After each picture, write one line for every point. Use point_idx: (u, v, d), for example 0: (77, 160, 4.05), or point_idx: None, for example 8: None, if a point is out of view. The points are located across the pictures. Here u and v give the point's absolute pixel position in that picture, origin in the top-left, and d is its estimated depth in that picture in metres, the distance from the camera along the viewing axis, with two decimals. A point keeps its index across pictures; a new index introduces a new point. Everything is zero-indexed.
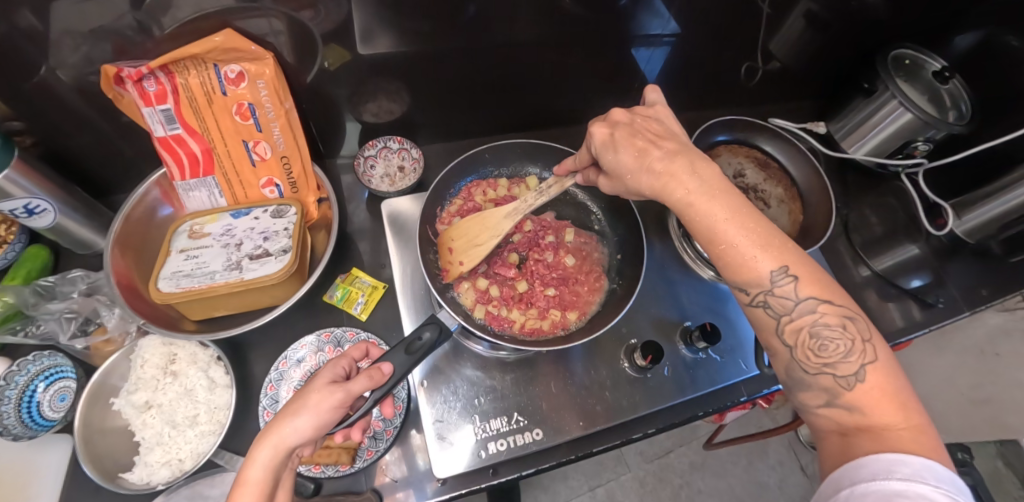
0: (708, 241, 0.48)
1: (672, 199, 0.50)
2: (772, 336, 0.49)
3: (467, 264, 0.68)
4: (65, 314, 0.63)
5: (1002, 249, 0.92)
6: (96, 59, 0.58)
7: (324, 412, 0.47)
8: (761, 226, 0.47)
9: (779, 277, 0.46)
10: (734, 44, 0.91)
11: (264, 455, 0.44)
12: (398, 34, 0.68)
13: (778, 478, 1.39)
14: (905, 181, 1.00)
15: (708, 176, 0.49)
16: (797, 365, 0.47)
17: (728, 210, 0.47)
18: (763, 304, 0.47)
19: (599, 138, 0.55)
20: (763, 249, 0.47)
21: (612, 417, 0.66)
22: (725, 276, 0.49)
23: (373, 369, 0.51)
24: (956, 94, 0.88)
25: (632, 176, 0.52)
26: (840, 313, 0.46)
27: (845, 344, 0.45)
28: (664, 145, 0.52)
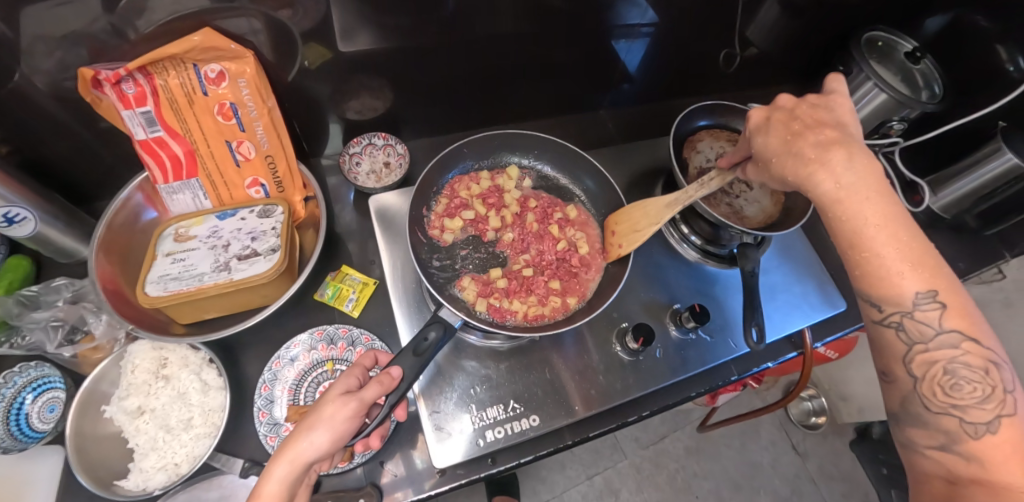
0: (850, 245, 0.46)
1: (819, 191, 0.48)
2: (896, 363, 0.46)
3: (625, 248, 0.70)
4: (50, 323, 0.62)
5: (976, 223, 0.95)
6: (71, 64, 0.57)
7: (338, 425, 0.48)
8: (913, 241, 0.44)
9: (924, 300, 0.44)
10: (711, 32, 0.92)
11: (281, 470, 0.46)
12: (378, 31, 0.68)
13: (771, 457, 1.42)
14: (882, 160, 1.02)
15: (865, 169, 0.47)
16: (918, 398, 0.44)
17: (879, 212, 0.45)
18: (896, 325, 0.45)
19: (756, 122, 0.57)
20: (914, 268, 0.44)
21: (606, 400, 0.67)
22: (859, 287, 0.47)
23: (383, 374, 0.52)
24: (929, 74, 0.91)
25: (779, 159, 0.52)
26: (985, 357, 0.42)
27: (982, 388, 0.41)
28: (823, 133, 0.51)
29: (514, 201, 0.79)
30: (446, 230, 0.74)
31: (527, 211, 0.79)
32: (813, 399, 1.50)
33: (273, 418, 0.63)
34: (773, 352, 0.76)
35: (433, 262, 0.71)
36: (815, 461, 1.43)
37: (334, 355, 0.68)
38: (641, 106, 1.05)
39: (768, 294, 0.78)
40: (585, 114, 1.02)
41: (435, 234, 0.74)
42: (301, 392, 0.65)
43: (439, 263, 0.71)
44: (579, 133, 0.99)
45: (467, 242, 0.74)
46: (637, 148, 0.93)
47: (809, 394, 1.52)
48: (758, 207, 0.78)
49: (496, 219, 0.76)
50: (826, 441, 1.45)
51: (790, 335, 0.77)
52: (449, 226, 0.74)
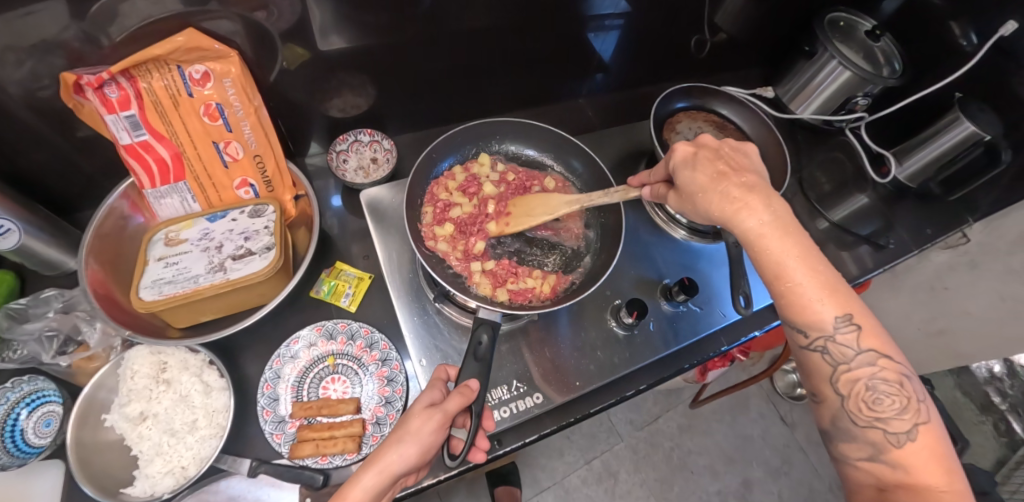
0: (775, 277, 0.47)
1: (743, 227, 0.49)
2: (824, 385, 0.47)
3: (510, 226, 0.73)
4: (45, 333, 0.61)
5: (940, 189, 1.00)
6: (44, 74, 0.57)
7: (426, 437, 0.48)
8: (825, 272, 0.47)
9: (841, 324, 0.45)
10: (681, 21, 0.95)
11: (369, 480, 0.46)
12: (353, 30, 0.68)
13: (761, 430, 1.46)
14: (850, 135, 1.07)
15: (780, 213, 0.49)
16: (846, 415, 0.46)
17: (800, 248, 0.47)
18: (822, 349, 0.46)
19: (681, 155, 0.57)
20: (829, 295, 0.46)
21: (606, 374, 0.69)
22: (783, 316, 0.48)
23: (464, 387, 0.53)
24: (888, 51, 0.96)
25: (704, 194, 0.53)
26: (899, 371, 0.45)
27: (899, 400, 0.43)
28: (743, 176, 0.52)
29: (490, 180, 0.80)
30: (442, 238, 0.73)
31: (507, 185, 0.80)
32: None
33: (279, 416, 0.63)
34: (760, 320, 0.79)
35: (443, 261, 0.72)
36: (803, 431, 1.48)
37: (335, 350, 0.69)
38: (618, 94, 1.07)
39: (752, 265, 0.82)
40: (564, 104, 1.04)
41: (434, 247, 0.72)
42: (304, 388, 0.66)
43: (453, 267, 0.71)
44: (560, 123, 1.02)
45: (469, 239, 0.74)
46: (618, 132, 0.95)
47: (793, 366, 1.57)
48: None
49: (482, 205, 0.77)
50: (812, 411, 1.51)
51: (774, 303, 0.80)
52: (441, 234, 0.73)
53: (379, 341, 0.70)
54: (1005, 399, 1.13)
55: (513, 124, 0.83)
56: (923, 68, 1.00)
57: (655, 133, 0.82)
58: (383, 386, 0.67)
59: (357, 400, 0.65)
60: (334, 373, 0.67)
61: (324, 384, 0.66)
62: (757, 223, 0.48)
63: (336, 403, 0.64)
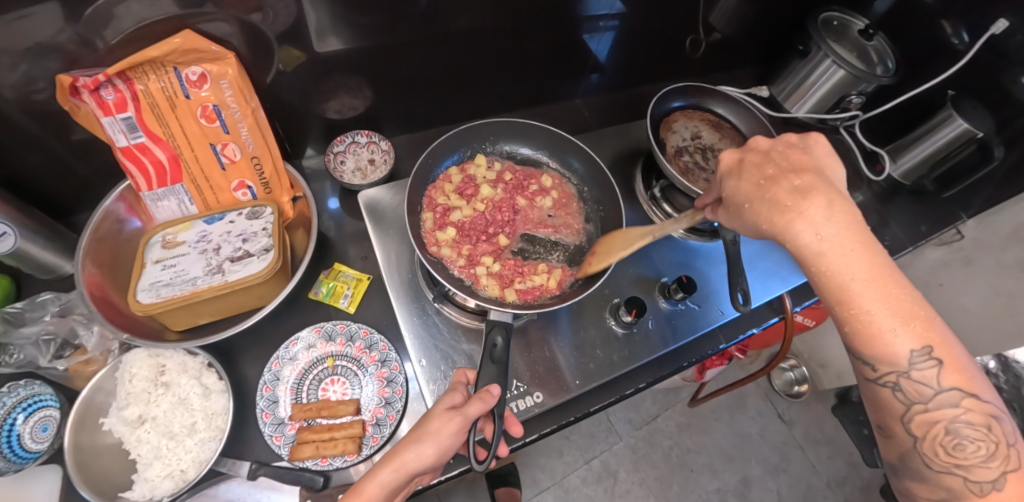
0: (839, 303, 0.44)
1: (797, 242, 0.45)
2: (894, 422, 0.45)
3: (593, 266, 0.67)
4: (42, 338, 0.61)
5: (934, 187, 1.00)
6: (38, 77, 0.56)
7: (444, 440, 0.48)
8: (904, 296, 0.43)
9: (919, 358, 0.42)
10: (676, 21, 0.96)
11: (387, 476, 0.47)
12: (349, 32, 0.68)
13: (759, 428, 1.47)
14: (845, 134, 1.07)
15: (846, 222, 0.44)
16: (918, 455, 0.44)
17: (868, 271, 0.43)
18: (893, 385, 0.43)
19: (728, 164, 0.54)
20: (905, 323, 0.42)
21: (605, 373, 0.69)
22: (849, 344, 0.45)
23: (485, 391, 0.52)
24: (882, 51, 0.96)
25: (751, 205, 0.49)
26: (986, 413, 0.41)
27: (986, 446, 0.41)
28: (798, 178, 0.47)
29: (488, 180, 0.80)
30: (443, 243, 0.73)
31: (505, 185, 0.80)
32: (795, 368, 1.57)
33: (278, 418, 0.63)
34: (758, 317, 0.80)
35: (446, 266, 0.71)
36: (801, 428, 1.49)
37: (334, 351, 0.69)
38: (614, 94, 1.08)
39: (750, 263, 0.82)
40: (561, 104, 1.04)
41: (438, 254, 0.72)
42: (303, 390, 0.66)
43: (457, 269, 0.71)
44: (556, 123, 1.02)
45: (472, 242, 0.74)
46: (615, 131, 0.96)
47: (790, 364, 1.58)
48: None
49: (481, 206, 0.77)
50: (810, 408, 1.52)
51: (771, 300, 0.81)
52: (443, 239, 0.73)
53: (378, 341, 0.70)
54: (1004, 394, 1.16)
55: (510, 124, 0.83)
56: (915, 66, 1.01)
57: (652, 133, 0.83)
58: (383, 387, 0.67)
59: (357, 401, 0.65)
60: (333, 374, 0.67)
61: (323, 386, 0.66)
62: (818, 239, 0.44)
63: (336, 404, 0.64)
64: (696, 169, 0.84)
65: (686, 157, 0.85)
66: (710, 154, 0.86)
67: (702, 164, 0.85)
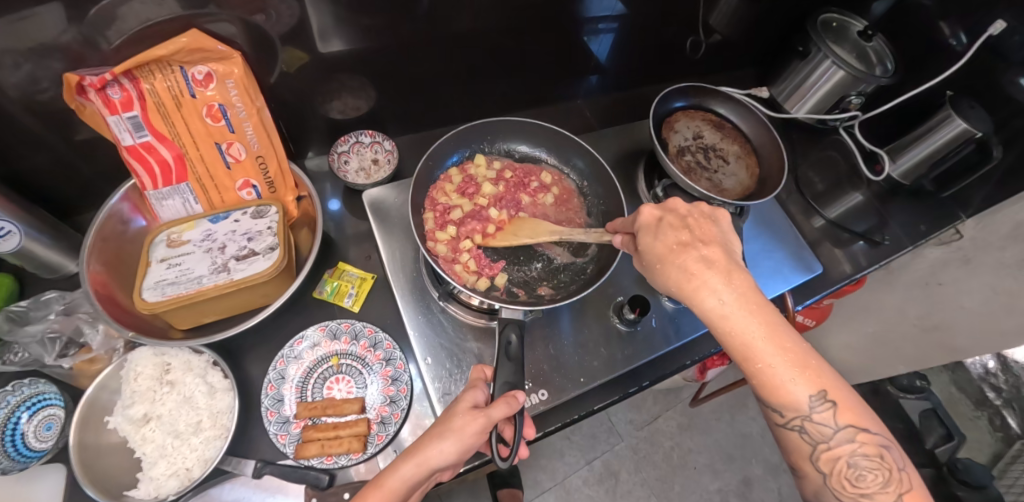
0: (742, 358, 0.46)
1: (704, 307, 0.48)
2: (803, 461, 0.47)
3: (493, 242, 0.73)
4: (47, 335, 0.61)
5: (933, 187, 1.03)
6: (42, 77, 0.56)
7: (467, 438, 0.48)
8: (797, 347, 0.46)
9: (816, 402, 0.45)
10: (677, 22, 0.96)
11: (408, 470, 0.47)
12: (352, 33, 0.69)
13: (760, 428, 1.47)
14: (844, 134, 1.09)
15: (743, 288, 0.47)
16: (830, 493, 0.45)
17: (765, 327, 0.46)
18: (799, 427, 0.45)
19: (646, 220, 0.55)
20: (801, 372, 0.45)
21: (609, 370, 0.69)
22: (757, 395, 0.47)
23: (511, 395, 0.51)
24: (880, 52, 0.97)
25: (663, 268, 0.51)
26: (876, 443, 0.44)
27: (882, 474, 0.43)
28: (704, 247, 0.50)
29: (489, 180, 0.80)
30: (444, 241, 0.73)
31: (506, 183, 0.81)
32: None
33: (283, 416, 0.63)
34: None
35: (448, 267, 0.71)
36: None
37: (339, 350, 0.69)
38: (615, 94, 1.08)
39: (751, 262, 0.85)
40: (562, 105, 1.05)
41: (440, 251, 0.71)
42: (308, 389, 0.66)
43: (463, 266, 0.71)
44: (557, 123, 1.02)
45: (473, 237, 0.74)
46: (617, 132, 0.96)
47: None
48: (736, 180, 0.86)
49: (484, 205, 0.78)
50: None
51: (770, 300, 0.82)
52: (443, 237, 0.73)
53: (383, 340, 0.70)
54: (999, 394, 1.19)
55: (511, 123, 0.84)
56: (914, 67, 1.01)
57: (654, 132, 0.83)
58: (388, 385, 0.67)
59: (362, 399, 0.65)
60: (338, 373, 0.67)
61: (328, 384, 0.66)
62: (721, 299, 0.47)
63: (341, 403, 0.64)
64: (698, 169, 0.85)
65: (689, 156, 0.86)
66: (711, 154, 0.87)
67: (704, 163, 0.86)
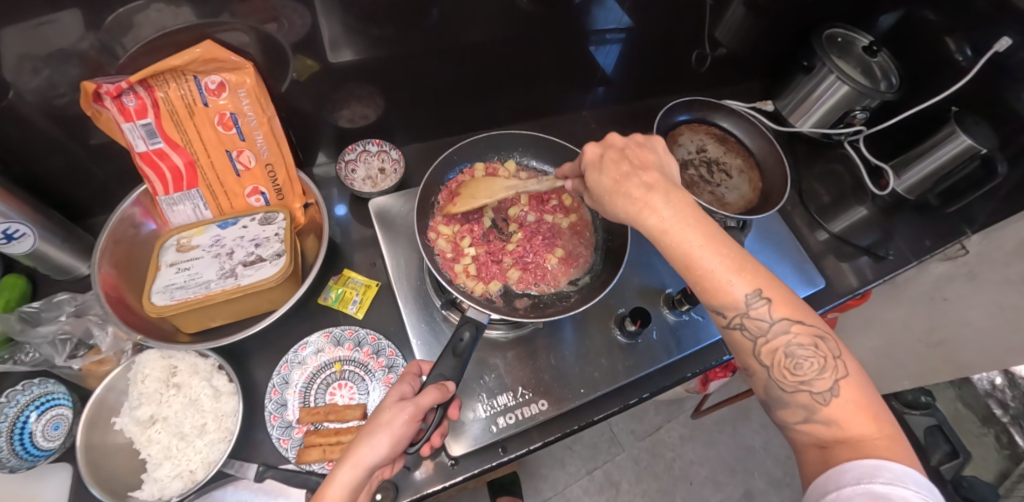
0: (685, 267, 0.47)
1: (647, 226, 0.48)
2: (749, 359, 0.48)
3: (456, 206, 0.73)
4: (58, 337, 0.62)
5: (937, 202, 1.02)
6: (60, 82, 0.58)
7: (397, 428, 0.49)
8: (735, 253, 0.46)
9: (754, 300, 0.45)
10: (683, 35, 0.97)
11: (345, 475, 0.47)
12: (362, 42, 0.70)
13: (763, 441, 1.46)
14: (848, 148, 1.09)
15: (681, 205, 0.47)
16: (775, 384, 0.46)
17: (703, 237, 0.46)
18: (740, 325, 0.46)
19: (589, 157, 0.55)
20: (738, 273, 0.46)
21: (610, 381, 0.70)
22: (701, 300, 0.48)
23: (441, 385, 0.55)
24: (885, 67, 0.98)
25: (609, 197, 0.51)
26: (812, 333, 0.46)
27: (819, 361, 0.44)
28: (644, 175, 0.50)
29: (512, 185, 0.82)
30: (447, 237, 0.74)
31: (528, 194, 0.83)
32: None
33: (286, 421, 0.64)
34: None
35: (444, 265, 0.72)
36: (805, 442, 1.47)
37: (343, 356, 0.69)
38: (621, 106, 1.09)
39: None
40: (568, 115, 1.06)
41: (443, 247, 0.74)
42: (311, 394, 0.66)
43: (460, 272, 0.72)
44: (563, 134, 1.03)
45: (472, 238, 0.75)
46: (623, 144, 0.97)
47: None
48: (738, 194, 0.87)
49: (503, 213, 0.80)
50: None
51: None
52: (446, 231, 0.75)
53: (386, 347, 0.71)
54: (1006, 411, 1.18)
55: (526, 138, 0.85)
56: (920, 82, 1.02)
57: None
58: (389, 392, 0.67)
59: (364, 406, 0.66)
60: (341, 379, 0.68)
61: (331, 390, 0.67)
62: (663, 216, 0.47)
63: (344, 409, 0.64)
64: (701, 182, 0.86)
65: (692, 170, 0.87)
66: (714, 168, 0.88)
67: (707, 177, 0.87)
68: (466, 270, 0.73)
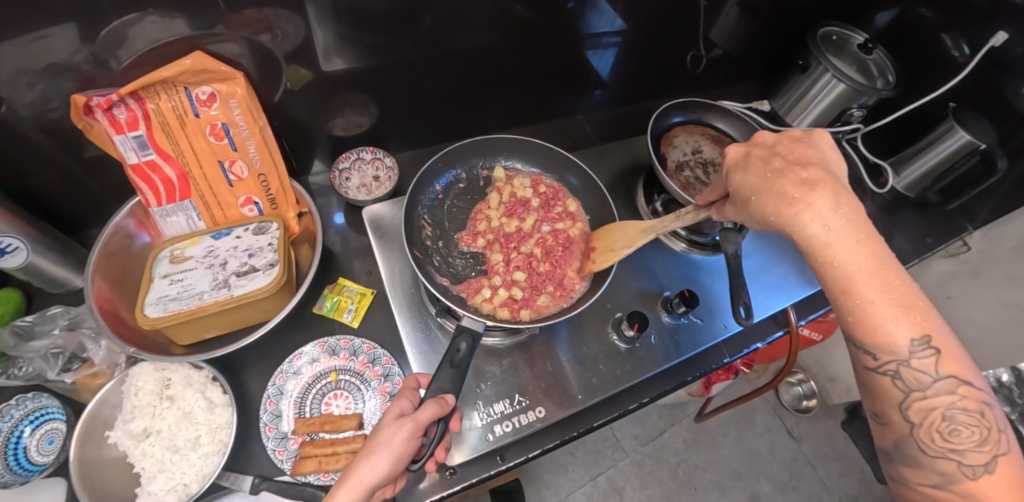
0: (842, 290, 0.46)
1: (805, 233, 0.49)
2: (891, 409, 0.46)
3: (596, 262, 0.71)
4: (50, 350, 0.62)
5: (938, 199, 1.00)
6: (53, 96, 0.58)
7: (397, 447, 0.49)
8: (905, 288, 0.45)
9: (918, 347, 0.44)
10: (679, 37, 0.97)
11: (344, 496, 0.47)
12: (355, 51, 0.70)
13: (768, 444, 1.44)
14: (847, 146, 1.07)
15: (852, 216, 0.48)
16: (914, 442, 0.44)
17: (872, 261, 0.46)
18: (892, 372, 0.45)
19: (734, 158, 0.57)
20: (904, 314, 0.44)
21: (609, 387, 0.69)
22: (850, 332, 0.47)
23: (440, 398, 0.54)
24: (880, 64, 0.97)
25: (757, 196, 0.53)
26: (980, 400, 0.43)
27: (979, 431, 0.42)
28: (804, 172, 0.51)
29: (527, 191, 0.82)
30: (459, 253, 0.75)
31: (539, 196, 0.82)
32: (803, 383, 1.55)
33: (281, 432, 0.63)
34: (762, 332, 0.80)
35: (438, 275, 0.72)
36: (810, 444, 1.46)
37: (338, 366, 0.69)
38: (617, 109, 1.09)
39: (752, 277, 0.82)
40: (563, 120, 1.06)
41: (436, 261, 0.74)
42: (306, 405, 0.66)
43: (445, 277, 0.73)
44: (558, 138, 1.03)
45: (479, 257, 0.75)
46: (617, 147, 0.99)
47: (797, 379, 1.56)
48: None
49: (506, 225, 0.79)
50: (819, 424, 1.49)
51: (775, 315, 0.81)
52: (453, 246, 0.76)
53: (381, 356, 0.70)
54: None
55: (517, 142, 0.85)
56: (918, 79, 1.01)
57: (653, 146, 0.84)
58: (385, 401, 0.67)
59: (359, 415, 0.65)
60: (336, 389, 0.67)
61: (326, 400, 0.66)
62: (836, 217, 0.48)
63: (339, 419, 0.64)
64: (697, 184, 0.84)
65: (687, 172, 0.86)
66: (711, 169, 0.87)
67: (703, 179, 0.86)
68: (479, 286, 0.72)
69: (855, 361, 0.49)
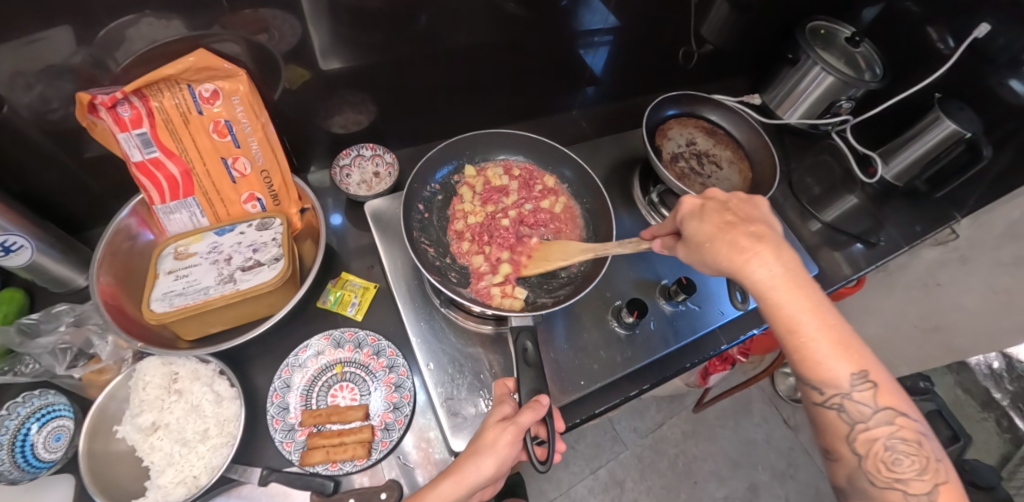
0: (787, 329, 0.46)
1: (752, 278, 0.48)
2: (839, 443, 0.46)
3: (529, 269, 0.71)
4: (58, 346, 0.63)
5: (926, 186, 1.03)
6: (53, 97, 0.59)
7: (501, 450, 0.50)
8: (839, 326, 0.46)
9: (857, 381, 0.44)
10: (670, 33, 0.99)
11: (448, 487, 0.48)
12: (352, 50, 0.71)
13: (765, 433, 1.46)
14: (836, 138, 1.11)
15: (791, 263, 0.48)
16: (863, 476, 0.44)
17: (809, 300, 0.46)
18: (837, 406, 0.45)
19: (688, 208, 0.56)
20: (843, 352, 0.45)
21: (610, 373, 0.70)
22: (796, 370, 0.46)
23: (535, 402, 0.53)
24: (868, 57, 0.99)
25: (711, 244, 0.52)
26: (917, 431, 0.44)
27: (919, 461, 0.42)
28: (750, 227, 0.51)
29: (502, 180, 0.84)
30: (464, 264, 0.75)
31: (514, 180, 0.84)
32: None
33: (288, 424, 0.64)
34: (758, 319, 0.81)
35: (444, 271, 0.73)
36: (807, 433, 1.48)
37: (343, 358, 0.70)
38: (611, 105, 1.11)
39: None
40: (558, 116, 1.07)
41: (450, 274, 0.74)
42: (312, 397, 0.67)
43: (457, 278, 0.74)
44: (554, 134, 1.05)
45: (485, 256, 0.75)
46: (612, 141, 1.00)
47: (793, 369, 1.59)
48: (729, 184, 0.88)
49: (491, 216, 0.80)
50: None
51: None
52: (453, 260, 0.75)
53: (385, 348, 0.71)
54: None
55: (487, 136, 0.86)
56: (904, 72, 1.03)
57: (649, 140, 0.86)
58: (391, 392, 0.68)
59: (366, 406, 0.66)
60: (342, 381, 0.68)
61: (332, 392, 0.67)
62: (774, 266, 0.48)
63: (345, 410, 0.65)
64: (691, 175, 0.87)
65: (682, 162, 0.88)
66: (705, 160, 0.89)
67: (698, 169, 0.88)
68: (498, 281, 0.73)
69: (802, 398, 0.49)
